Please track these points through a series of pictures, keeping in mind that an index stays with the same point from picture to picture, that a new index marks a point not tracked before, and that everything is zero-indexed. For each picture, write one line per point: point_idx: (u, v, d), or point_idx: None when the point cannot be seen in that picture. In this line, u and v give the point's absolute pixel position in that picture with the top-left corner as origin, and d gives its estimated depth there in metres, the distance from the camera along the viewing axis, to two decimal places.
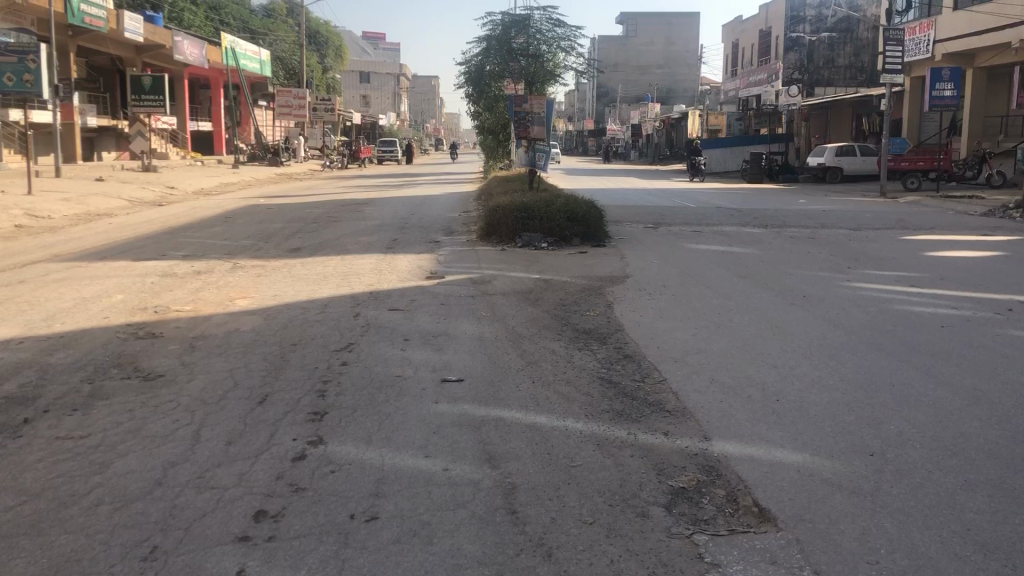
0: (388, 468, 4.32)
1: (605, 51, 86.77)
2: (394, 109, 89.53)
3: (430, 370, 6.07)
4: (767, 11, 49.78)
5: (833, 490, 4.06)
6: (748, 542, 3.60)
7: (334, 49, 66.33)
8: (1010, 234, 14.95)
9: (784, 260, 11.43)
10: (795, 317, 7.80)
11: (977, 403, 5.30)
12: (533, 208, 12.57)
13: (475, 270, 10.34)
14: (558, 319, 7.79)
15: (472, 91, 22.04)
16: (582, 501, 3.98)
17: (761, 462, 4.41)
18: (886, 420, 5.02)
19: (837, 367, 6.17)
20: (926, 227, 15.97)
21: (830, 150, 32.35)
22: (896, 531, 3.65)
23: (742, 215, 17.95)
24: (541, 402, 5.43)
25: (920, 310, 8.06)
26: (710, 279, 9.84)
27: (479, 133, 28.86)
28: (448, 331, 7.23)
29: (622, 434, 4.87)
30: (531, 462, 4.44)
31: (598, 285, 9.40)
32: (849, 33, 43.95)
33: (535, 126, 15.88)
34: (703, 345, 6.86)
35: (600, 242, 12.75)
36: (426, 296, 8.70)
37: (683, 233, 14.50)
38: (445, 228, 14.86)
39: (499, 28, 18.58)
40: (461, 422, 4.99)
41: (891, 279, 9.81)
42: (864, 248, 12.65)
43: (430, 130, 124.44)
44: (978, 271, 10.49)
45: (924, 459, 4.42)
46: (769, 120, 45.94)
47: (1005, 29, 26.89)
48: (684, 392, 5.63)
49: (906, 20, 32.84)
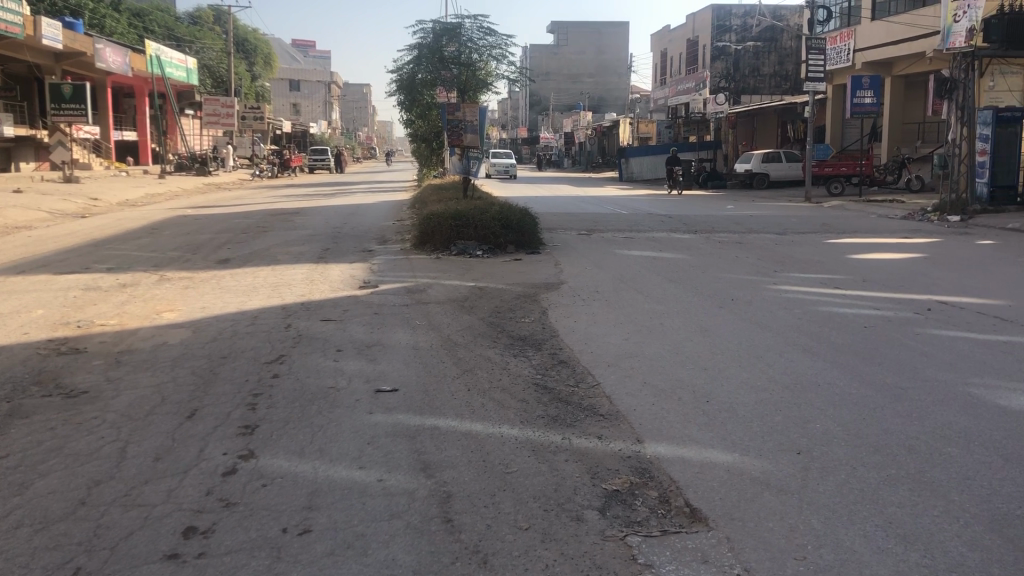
0: (321, 480, 4.28)
1: (536, 59, 87.22)
2: (325, 118, 88.83)
3: (364, 380, 6.01)
4: (695, 20, 50.62)
5: (762, 489, 4.14)
6: (679, 542, 3.66)
7: (262, 57, 65.27)
8: (927, 236, 15.48)
9: (713, 264, 11.66)
10: (723, 321, 7.93)
11: (898, 401, 5.47)
12: (467, 215, 12.61)
13: (410, 279, 10.30)
14: (493, 327, 7.79)
15: (403, 99, 22.01)
16: (518, 507, 4.00)
17: (691, 462, 4.50)
18: (813, 419, 5.15)
19: (765, 368, 6.31)
20: (849, 231, 16.44)
21: (756, 157, 33.09)
22: (823, 528, 3.74)
23: (673, 221, 18.31)
24: (476, 410, 5.43)
25: (844, 311, 8.30)
26: (644, 285, 9.96)
27: (413, 141, 28.78)
28: (382, 341, 7.19)
29: (556, 439, 4.90)
30: (466, 470, 4.43)
31: (533, 292, 9.46)
32: (773, 42, 44.74)
33: (468, 134, 15.84)
34: (636, 349, 6.94)
35: (534, 250, 12.81)
36: (359, 306, 8.63)
37: (616, 239, 14.72)
38: (378, 237, 14.79)
39: (430, 36, 18.46)
40: (396, 433, 4.96)
41: (815, 282, 10.09)
42: (790, 252, 12.99)
43: (363, 138, 123.91)
44: (897, 273, 10.83)
45: (849, 456, 4.54)
46: (699, 128, 46.85)
47: (920, 38, 27.77)
48: (617, 397, 5.68)
49: (827, 29, 33.77)
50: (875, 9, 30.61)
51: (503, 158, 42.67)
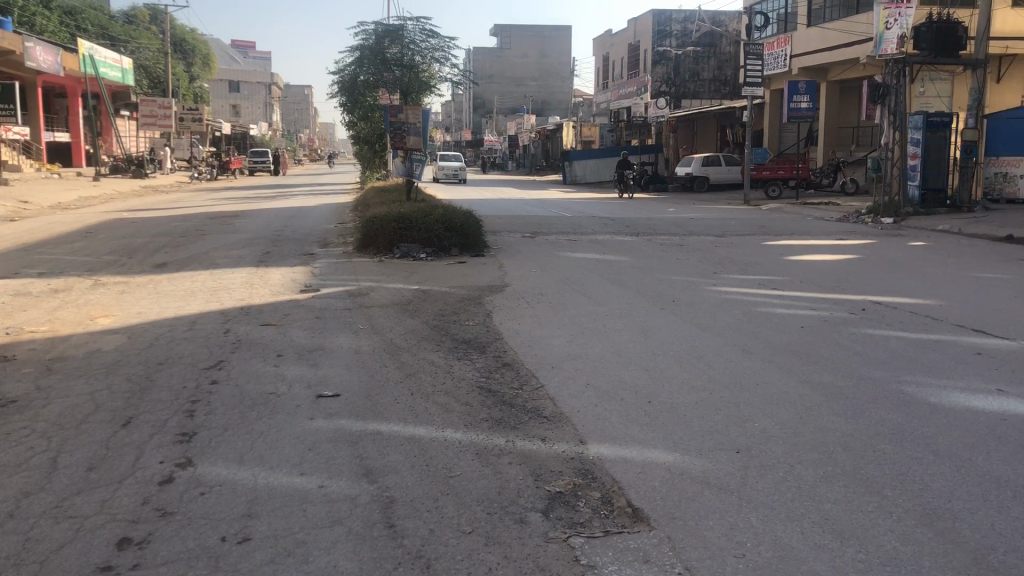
0: (261, 488, 4.21)
1: (479, 62, 87.26)
2: (265, 120, 87.64)
3: (305, 386, 5.94)
4: (636, 25, 51.17)
5: (702, 488, 4.20)
6: (621, 542, 3.68)
7: (200, 57, 64.11)
8: (862, 238, 15.88)
9: (655, 266, 11.79)
10: (666, 323, 8.02)
11: (834, 399, 5.60)
12: (410, 217, 12.54)
13: (352, 282, 10.21)
14: (437, 330, 7.75)
15: (345, 101, 21.83)
16: (460, 511, 3.99)
17: (633, 463, 4.54)
18: (752, 418, 5.23)
19: (705, 368, 6.40)
20: (786, 233, 16.79)
21: (697, 160, 33.56)
22: (761, 525, 3.80)
23: (616, 224, 18.45)
24: (420, 414, 5.40)
25: (781, 312, 8.46)
26: (587, 287, 10.02)
27: (355, 143, 28.58)
28: (324, 346, 7.11)
29: (500, 442, 4.90)
30: (410, 474, 4.41)
31: (477, 295, 9.45)
32: (712, 47, 45.41)
33: (412, 136, 15.85)
34: (579, 351, 6.98)
35: (478, 252, 12.82)
36: (300, 310, 8.53)
37: (559, 242, 14.78)
38: (320, 240, 14.64)
39: (371, 37, 18.32)
40: (338, 438, 4.91)
41: (754, 283, 10.27)
42: (729, 254, 13.20)
43: (304, 140, 122.63)
44: (832, 275, 11.06)
45: (786, 454, 4.62)
46: (641, 132, 47.39)
47: (854, 45, 28.41)
48: (561, 398, 5.71)
49: (764, 35, 34.37)
50: (810, 16, 31.13)
51: (451, 162, 40.57)
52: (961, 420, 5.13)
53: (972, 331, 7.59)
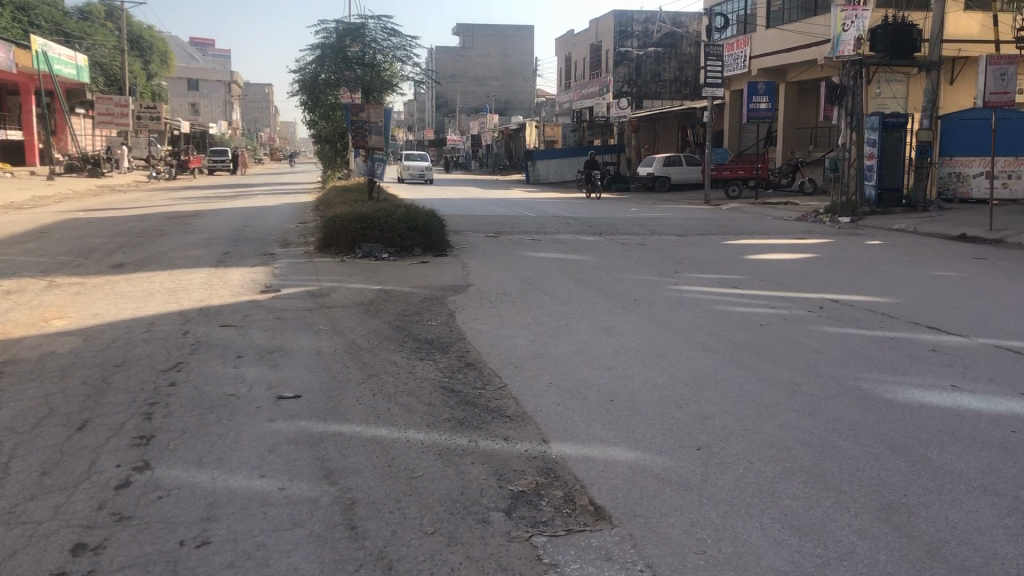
0: (220, 490, 4.16)
1: (442, 62, 87.05)
2: (225, 118, 86.63)
3: (265, 388, 5.88)
4: (598, 25, 51.39)
5: (663, 485, 4.23)
6: (583, 540, 3.70)
7: (158, 55, 63.24)
8: (820, 237, 16.10)
9: (618, 265, 11.85)
10: (627, 322, 8.06)
11: (792, 396, 5.67)
12: (372, 217, 12.47)
13: (313, 282, 10.13)
14: (399, 331, 7.71)
15: (306, 100, 21.65)
16: (422, 512, 3.97)
17: (595, 461, 4.55)
18: (713, 415, 5.28)
19: (667, 366, 6.44)
20: (746, 232, 16.97)
21: (658, 160, 33.79)
22: (720, 521, 3.84)
23: (578, 223, 18.52)
24: (382, 414, 5.38)
25: (741, 310, 8.54)
26: (549, 287, 10.05)
27: (316, 142, 28.37)
28: (285, 346, 7.04)
29: (462, 442, 4.89)
30: (371, 475, 4.38)
31: (440, 295, 9.42)
32: (673, 48, 45.73)
33: (373, 135, 15.74)
34: (542, 350, 7.00)
35: (441, 252, 12.78)
36: (260, 311, 8.44)
37: (522, 241, 14.78)
38: (280, 240, 14.50)
39: (333, 36, 18.18)
40: (299, 440, 4.87)
41: (715, 282, 10.36)
42: (690, 253, 13.30)
43: (265, 139, 121.43)
44: (791, 273, 11.20)
45: (746, 451, 4.67)
46: (603, 132, 47.65)
47: (812, 47, 28.76)
48: (524, 398, 5.71)
49: (724, 36, 34.67)
50: (769, 17, 31.41)
51: (418, 160, 39.50)
52: (917, 416, 5.22)
53: (928, 328, 7.72)
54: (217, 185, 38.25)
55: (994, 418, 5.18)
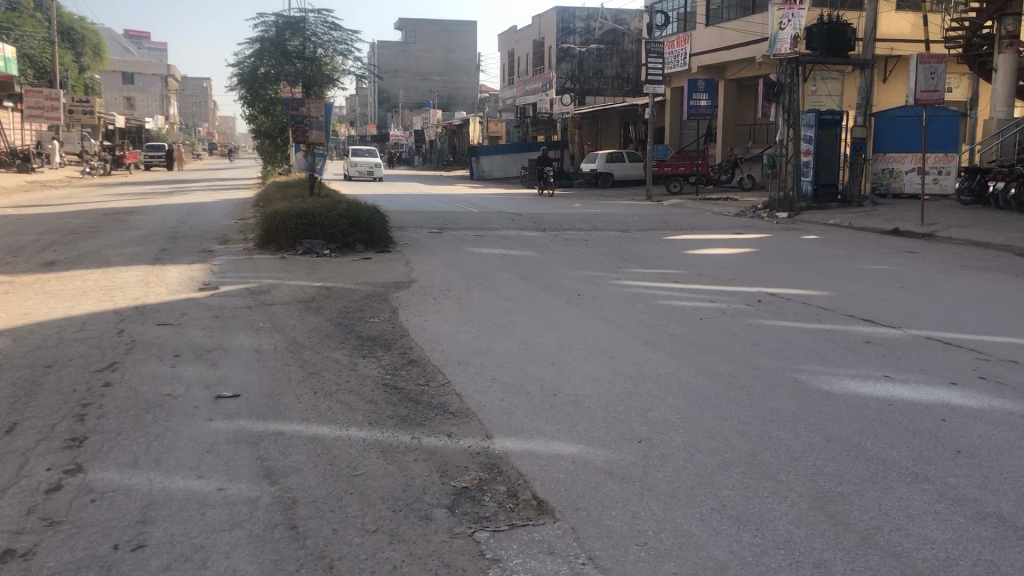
0: (157, 492, 4.08)
1: (384, 57, 86.33)
2: (161, 113, 84.68)
3: (202, 387, 5.76)
4: (541, 22, 51.60)
5: (605, 478, 4.26)
6: (526, 535, 3.70)
7: (90, 47, 61.50)
8: (758, 232, 16.38)
9: (561, 261, 11.90)
10: (571, 316, 8.10)
11: (731, 387, 5.77)
12: (313, 213, 12.32)
13: (253, 280, 9.98)
14: (341, 329, 7.63)
15: (245, 95, 21.30)
16: (365, 510, 3.94)
17: (539, 456, 4.56)
18: (655, 408, 5.33)
19: (610, 360, 6.50)
20: (687, 227, 17.17)
21: (601, 157, 34.04)
22: (662, 513, 3.88)
23: (522, 219, 18.53)
24: (323, 412, 5.32)
25: (682, 304, 8.65)
26: (493, 282, 10.04)
27: (255, 138, 27.88)
28: (224, 345, 6.93)
29: (404, 439, 4.87)
30: (312, 474, 4.33)
31: (383, 291, 9.36)
32: (615, 45, 46.04)
33: (314, 131, 15.51)
34: (486, 346, 6.99)
35: (384, 249, 12.67)
36: (198, 309, 8.29)
37: (466, 237, 14.73)
38: (219, 237, 14.25)
39: (272, 29, 17.97)
40: (239, 439, 4.80)
41: (656, 277, 10.46)
42: (633, 248, 13.42)
43: (203, 134, 119.14)
44: (731, 268, 11.37)
45: (686, 442, 4.74)
46: (547, 127, 47.94)
47: (750, 44, 29.17)
48: (467, 394, 5.71)
49: (665, 34, 34.98)
50: (708, 16, 31.80)
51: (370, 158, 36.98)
52: (852, 406, 5.34)
53: (862, 320, 7.91)
54: (131, 182, 35.05)
55: (925, 407, 5.33)
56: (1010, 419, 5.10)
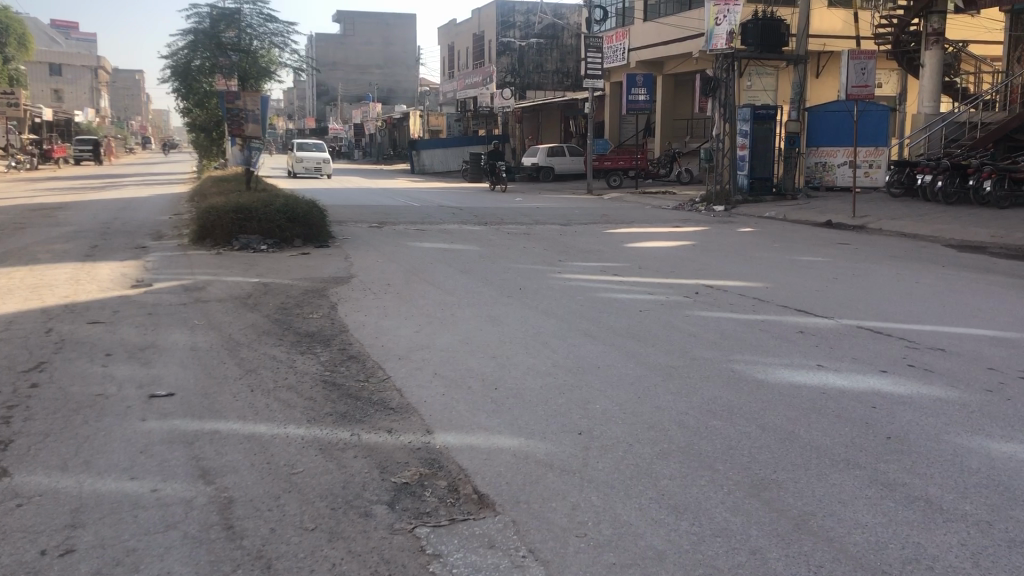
0: (87, 495, 3.97)
1: (322, 49, 85.24)
2: (91, 106, 82.32)
3: (135, 386, 5.63)
4: (481, 15, 51.54)
5: (546, 471, 4.27)
6: (467, 530, 3.69)
7: (15, 37, 59.44)
8: (696, 226, 16.61)
9: (501, 255, 11.89)
10: (511, 310, 8.11)
11: (670, 378, 5.84)
12: (250, 208, 12.12)
13: (187, 276, 9.78)
14: (278, 325, 7.52)
15: (178, 87, 20.84)
16: (303, 508, 3.89)
17: (480, 449, 4.56)
18: (594, 400, 5.37)
19: (551, 353, 6.53)
20: (627, 220, 17.31)
21: (542, 151, 34.14)
22: (603, 504, 3.91)
23: (463, 213, 18.48)
24: (260, 410, 5.23)
25: (621, 297, 8.73)
26: (434, 276, 10.00)
27: (189, 131, 27.29)
28: (158, 343, 6.78)
29: (344, 436, 4.82)
30: (250, 473, 4.26)
31: (322, 286, 9.27)
32: (554, 39, 46.07)
33: (250, 124, 15.25)
34: (427, 341, 6.96)
35: (322, 243, 12.53)
36: (131, 306, 8.10)
37: (406, 232, 14.63)
38: (153, 232, 13.92)
39: (206, 20, 17.56)
40: (172, 439, 4.70)
41: (595, 270, 10.54)
42: (573, 241, 13.49)
43: (136, 127, 116.39)
44: (670, 260, 11.51)
45: (626, 433, 4.78)
46: (487, 121, 47.93)
47: (687, 40, 29.50)
48: (407, 389, 5.68)
49: (604, 28, 35.23)
50: (647, 11, 32.14)
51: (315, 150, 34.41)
52: (787, 395, 5.45)
53: (796, 311, 8.07)
54: (60, 177, 34.06)
55: (856, 394, 5.46)
56: (938, 405, 5.26)
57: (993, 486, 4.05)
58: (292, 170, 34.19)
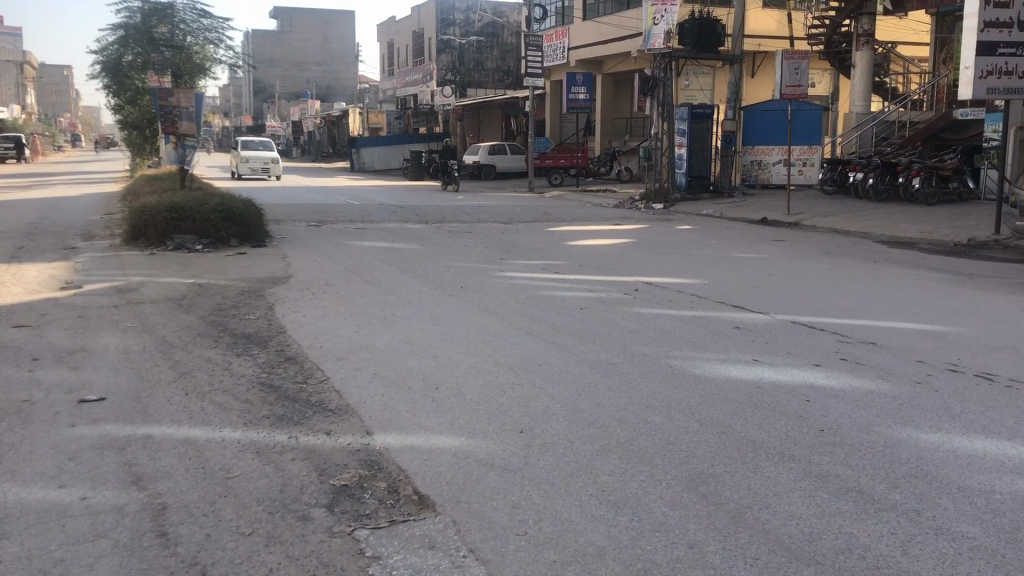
0: (12, 505, 3.84)
1: (259, 45, 83.85)
2: (17, 102, 79.64)
3: (64, 391, 5.46)
4: (421, 13, 51.20)
5: (487, 470, 4.27)
6: (406, 531, 3.66)
7: None
8: (636, 223, 16.77)
9: (443, 254, 11.84)
10: (453, 309, 8.07)
11: (610, 375, 5.88)
12: (184, 207, 11.86)
13: (119, 277, 9.54)
14: (214, 326, 7.38)
15: (108, 84, 20.31)
16: (239, 513, 3.82)
17: (420, 450, 4.53)
18: (535, 398, 5.38)
19: (491, 352, 6.52)
20: (568, 218, 17.39)
21: (483, 149, 34.11)
22: (544, 501, 3.91)
23: (404, 211, 18.33)
24: (195, 414, 5.13)
25: (562, 294, 8.76)
26: (373, 276, 9.90)
27: (122, 128, 26.65)
28: (88, 347, 6.59)
29: (282, 438, 4.74)
30: (184, 478, 4.17)
31: (259, 287, 9.11)
32: (495, 37, 46.07)
33: (184, 122, 14.92)
34: (366, 341, 6.90)
35: (259, 243, 12.31)
36: (60, 309, 7.86)
37: (346, 230, 14.46)
38: (83, 233, 13.52)
39: (137, 15, 17.11)
40: (104, 445, 4.57)
41: (537, 268, 10.56)
42: (515, 239, 13.50)
43: (65, 123, 113.08)
44: (611, 258, 11.59)
45: (566, 431, 4.80)
46: (428, 119, 47.70)
47: (626, 39, 29.73)
48: (346, 391, 5.60)
49: (544, 27, 35.34)
50: (586, 10, 32.32)
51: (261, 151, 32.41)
52: (724, 390, 5.53)
53: (733, 307, 8.19)
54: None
55: (791, 389, 5.56)
56: (869, 398, 5.38)
57: (922, 476, 4.17)
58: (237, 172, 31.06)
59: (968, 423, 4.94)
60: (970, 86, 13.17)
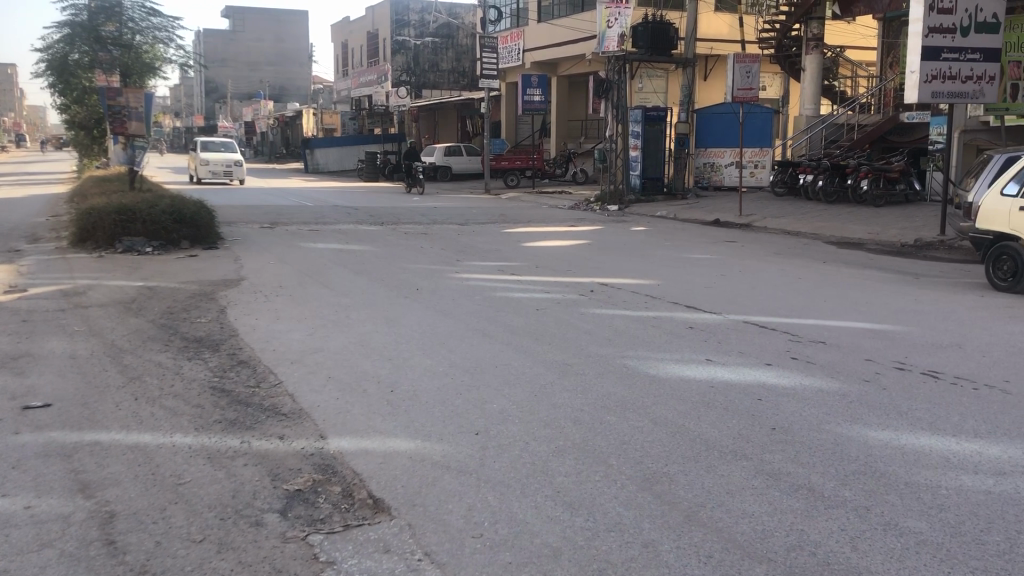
0: None
1: (210, 44, 82.70)
2: None
3: (8, 398, 5.33)
4: (375, 13, 50.86)
5: (443, 472, 4.25)
6: (361, 535, 3.64)
7: None
8: (591, 224, 16.87)
9: (398, 255, 11.79)
10: (408, 311, 8.03)
11: (565, 376, 5.90)
12: (134, 209, 11.65)
13: (66, 280, 9.34)
14: (165, 330, 7.25)
15: (53, 83, 19.90)
16: (191, 520, 3.76)
17: (375, 454, 4.50)
18: (491, 400, 5.37)
19: (447, 353, 6.50)
20: (523, 220, 17.43)
21: (439, 150, 34.05)
22: (499, 503, 3.91)
23: (359, 213, 18.23)
24: (145, 419, 5.04)
25: (517, 295, 8.77)
26: (327, 278, 9.82)
27: (69, 129, 26.13)
28: (33, 352, 6.44)
29: (234, 443, 4.68)
30: (133, 485, 4.09)
31: (210, 290, 8.97)
32: (449, 39, 46.03)
33: (133, 122, 14.66)
34: (320, 343, 6.84)
35: (211, 245, 12.14)
36: (3, 313, 7.66)
37: (300, 232, 14.34)
38: (29, 234, 13.22)
39: (82, 13, 16.75)
40: (50, 452, 4.47)
41: (493, 269, 10.56)
42: (470, 241, 13.49)
43: (8, 123, 110.40)
44: (566, 259, 11.64)
45: (521, 432, 4.80)
46: (383, 120, 47.47)
47: (580, 41, 29.85)
48: (300, 394, 5.54)
49: (500, 28, 35.32)
50: (541, 12, 32.37)
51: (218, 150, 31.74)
52: (677, 390, 5.58)
53: (686, 307, 8.27)
54: None
55: (744, 388, 5.63)
56: (820, 396, 5.47)
57: (870, 473, 4.24)
58: (197, 173, 30.29)
59: (915, 420, 5.04)
60: (916, 90, 13.41)
